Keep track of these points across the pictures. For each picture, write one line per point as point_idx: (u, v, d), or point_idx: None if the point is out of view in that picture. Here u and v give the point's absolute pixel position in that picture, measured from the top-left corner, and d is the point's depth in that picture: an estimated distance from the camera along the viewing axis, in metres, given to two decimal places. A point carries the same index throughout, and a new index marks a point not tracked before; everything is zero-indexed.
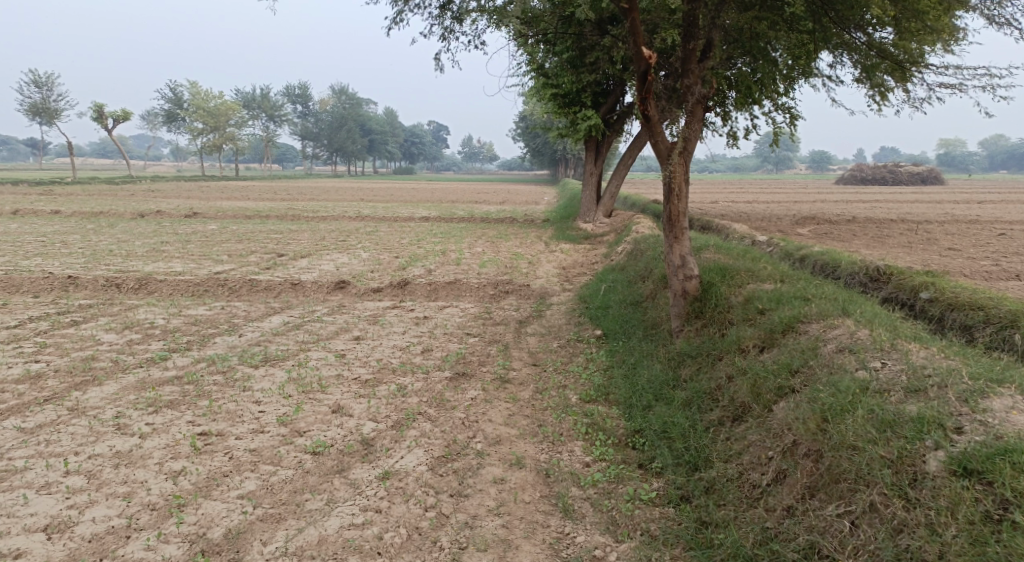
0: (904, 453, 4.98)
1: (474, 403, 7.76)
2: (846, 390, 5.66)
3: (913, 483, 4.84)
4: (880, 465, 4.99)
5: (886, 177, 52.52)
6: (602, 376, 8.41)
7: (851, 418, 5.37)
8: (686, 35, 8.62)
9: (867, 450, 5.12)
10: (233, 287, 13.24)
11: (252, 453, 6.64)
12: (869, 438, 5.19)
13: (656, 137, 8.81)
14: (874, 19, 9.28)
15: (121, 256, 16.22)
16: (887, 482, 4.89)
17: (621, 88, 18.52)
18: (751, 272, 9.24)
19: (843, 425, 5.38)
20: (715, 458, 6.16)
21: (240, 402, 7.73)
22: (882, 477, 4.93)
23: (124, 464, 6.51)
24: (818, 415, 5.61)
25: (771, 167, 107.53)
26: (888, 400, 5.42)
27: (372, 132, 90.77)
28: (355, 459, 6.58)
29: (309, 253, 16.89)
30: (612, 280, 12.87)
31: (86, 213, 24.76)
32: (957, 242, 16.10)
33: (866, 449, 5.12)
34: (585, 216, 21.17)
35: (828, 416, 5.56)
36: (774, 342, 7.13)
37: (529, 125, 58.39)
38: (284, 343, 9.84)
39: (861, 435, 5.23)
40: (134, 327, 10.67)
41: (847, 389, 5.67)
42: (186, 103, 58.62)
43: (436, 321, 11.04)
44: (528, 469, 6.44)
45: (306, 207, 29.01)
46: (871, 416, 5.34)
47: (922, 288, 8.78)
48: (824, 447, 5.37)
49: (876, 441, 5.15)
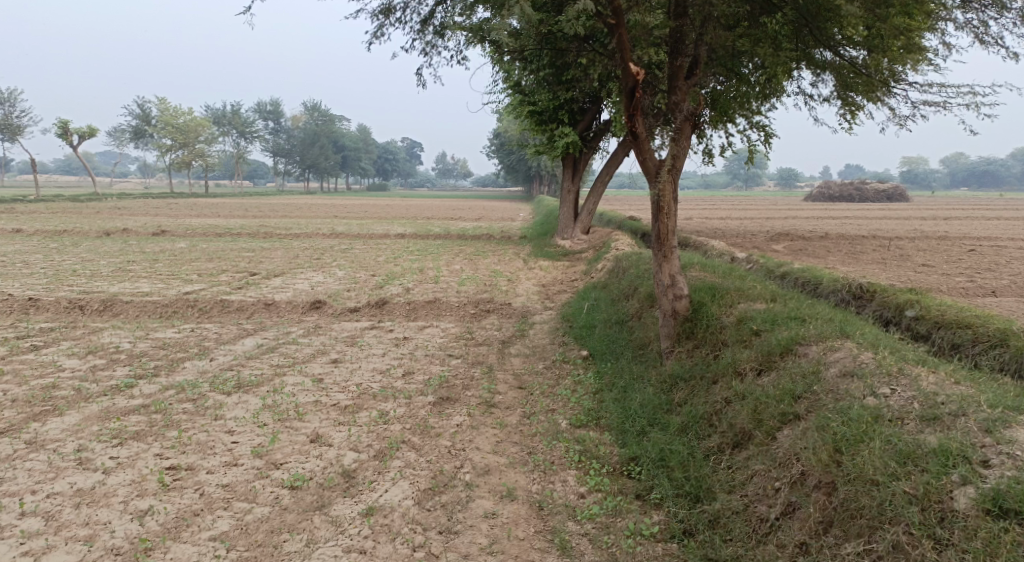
0: (930, 489, 4.74)
1: (460, 430, 7.41)
2: (858, 419, 5.45)
3: (940, 522, 4.61)
4: (902, 502, 4.76)
5: (853, 194, 53.35)
6: (591, 399, 8.11)
7: (868, 450, 5.16)
8: (673, 52, 8.46)
9: (888, 486, 4.88)
10: (204, 308, 12.76)
11: (225, 490, 6.22)
12: (890, 472, 4.96)
13: (645, 154, 8.59)
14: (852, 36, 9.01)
15: (85, 276, 15.63)
16: (913, 521, 4.65)
17: (599, 106, 18.35)
18: (741, 291, 9.02)
19: (859, 458, 5.15)
20: (717, 488, 5.90)
21: (211, 433, 7.30)
22: (907, 515, 4.69)
23: (86, 503, 6.06)
24: (830, 445, 5.39)
25: (740, 183, 108.84)
26: (905, 431, 5.20)
27: (346, 149, 90.31)
28: (337, 494, 6.19)
29: (283, 271, 16.43)
30: (595, 298, 12.61)
31: (49, 232, 24.02)
32: (930, 258, 16.14)
33: (887, 485, 4.89)
34: (563, 233, 20.83)
35: (841, 447, 5.33)
36: (772, 365, 6.89)
37: (503, 142, 58.30)
38: (258, 367, 9.41)
39: (880, 468, 5.00)
40: (98, 351, 10.16)
41: (859, 418, 5.46)
42: (154, 119, 57.72)
43: (416, 342, 10.68)
44: (521, 502, 6.11)
45: (278, 224, 28.50)
46: (888, 447, 5.13)
47: (907, 306, 8.64)
48: (838, 480, 5.15)
49: (896, 475, 4.93)
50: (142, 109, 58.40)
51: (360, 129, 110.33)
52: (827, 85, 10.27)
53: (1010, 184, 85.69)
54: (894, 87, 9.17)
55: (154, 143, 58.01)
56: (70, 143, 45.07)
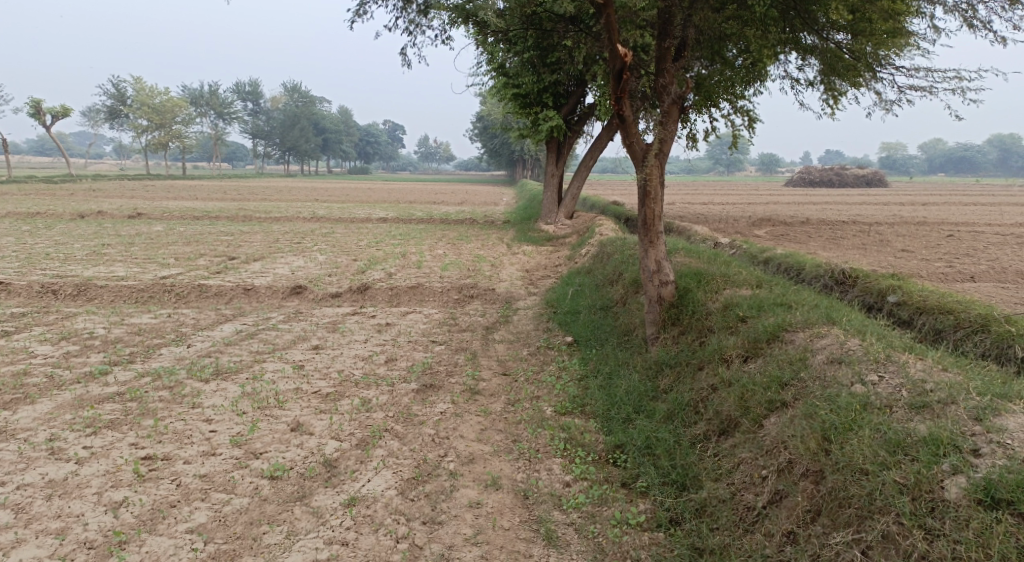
0: (921, 479, 4.70)
1: (444, 418, 7.30)
2: (847, 407, 5.41)
3: (931, 512, 4.57)
4: (893, 491, 4.72)
5: (833, 179, 53.60)
6: (576, 386, 8.02)
7: (857, 438, 5.12)
8: (661, 34, 8.29)
9: (878, 475, 4.85)
10: (181, 293, 12.52)
11: (202, 480, 6.08)
12: (880, 461, 4.92)
13: (631, 138, 8.42)
14: (837, 20, 8.93)
15: (59, 260, 15.29)
16: (904, 511, 4.62)
17: (583, 89, 18.18)
18: (726, 276, 8.95)
19: (848, 446, 5.11)
20: (704, 476, 5.84)
21: (188, 421, 7.14)
22: (898, 505, 4.65)
23: (58, 495, 5.89)
24: (818, 433, 5.35)
25: (722, 168, 109.18)
26: (893, 419, 5.17)
27: (326, 131, 89.36)
28: (318, 484, 6.06)
29: (263, 256, 16.18)
30: (579, 284, 12.51)
31: (22, 214, 23.52)
32: (910, 244, 16.19)
33: (877, 474, 4.85)
34: (547, 218, 20.68)
35: (830, 435, 5.29)
36: (759, 352, 6.82)
37: (486, 125, 57.90)
38: (237, 354, 9.23)
39: (869, 457, 4.96)
40: (71, 337, 9.92)
41: (847, 406, 5.42)
42: (130, 99, 56.70)
43: (398, 328, 10.53)
44: (505, 491, 6.03)
45: (258, 207, 28.13)
46: (877, 435, 5.09)
47: (890, 291, 8.61)
48: (827, 469, 5.11)
49: (886, 464, 4.89)
50: (117, 89, 57.36)
51: (341, 110, 109.09)
52: (813, 69, 10.17)
53: (986, 171, 86.60)
54: (880, 71, 9.11)
55: (130, 124, 57.06)
56: (42, 124, 44.23)
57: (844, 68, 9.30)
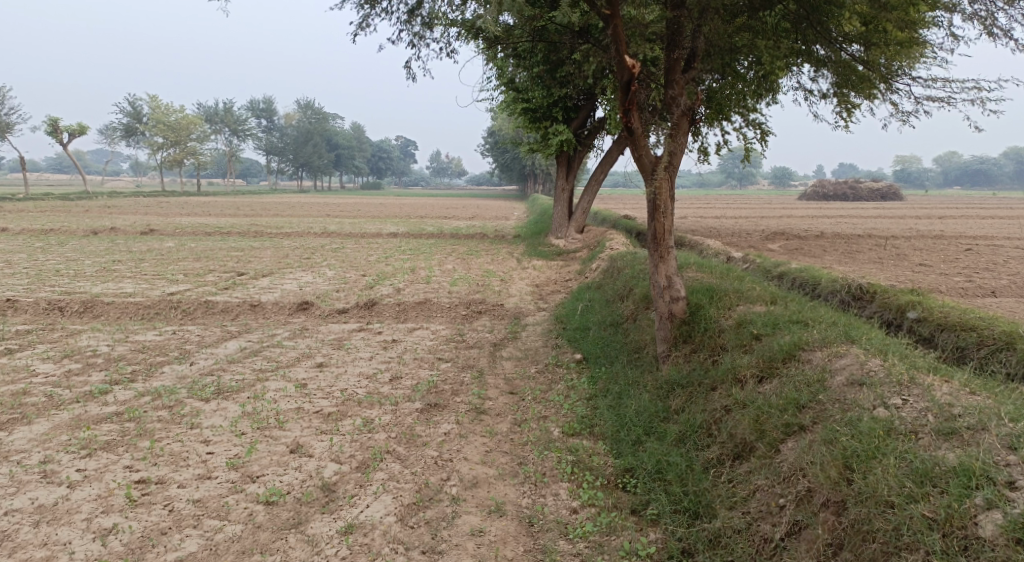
0: (952, 514, 4.44)
1: (448, 439, 7.06)
2: (869, 433, 5.14)
3: (964, 550, 4.30)
4: (921, 526, 4.46)
5: (847, 193, 53.13)
6: (585, 406, 7.76)
7: (881, 467, 4.85)
8: (669, 44, 8.11)
9: (905, 508, 4.58)
10: (187, 309, 12.38)
11: (196, 506, 5.87)
12: (906, 493, 4.66)
13: (639, 151, 8.23)
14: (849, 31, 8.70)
15: (69, 276, 15.22)
16: (934, 549, 4.35)
17: (593, 103, 18.00)
18: (740, 292, 8.68)
19: (871, 476, 4.85)
20: (717, 504, 5.57)
21: (186, 443, 6.95)
22: (927, 542, 4.39)
23: (47, 521, 5.70)
24: (839, 461, 5.08)
25: (735, 182, 108.79)
26: (920, 447, 4.90)
27: (339, 147, 89.77)
28: (315, 510, 5.84)
29: (271, 271, 16.04)
30: (589, 299, 12.27)
31: (36, 231, 23.59)
32: (928, 258, 15.82)
33: (904, 507, 4.59)
34: (557, 232, 20.45)
35: (851, 463, 5.02)
36: (774, 372, 6.54)
37: (498, 141, 57.85)
38: (239, 372, 9.05)
39: (895, 489, 4.70)
40: (74, 355, 9.78)
41: (871, 432, 5.14)
42: (145, 116, 57.21)
43: (405, 345, 10.31)
44: (510, 518, 5.78)
45: (270, 223, 28.12)
46: (903, 464, 4.83)
47: (909, 307, 8.32)
48: (850, 500, 4.85)
49: (913, 496, 4.63)
50: (133, 107, 57.88)
51: (354, 127, 109.59)
52: (827, 80, 9.93)
53: (1002, 183, 85.67)
54: (895, 83, 8.86)
55: (146, 141, 57.49)
56: (59, 142, 44.64)
57: (859, 80, 9.04)
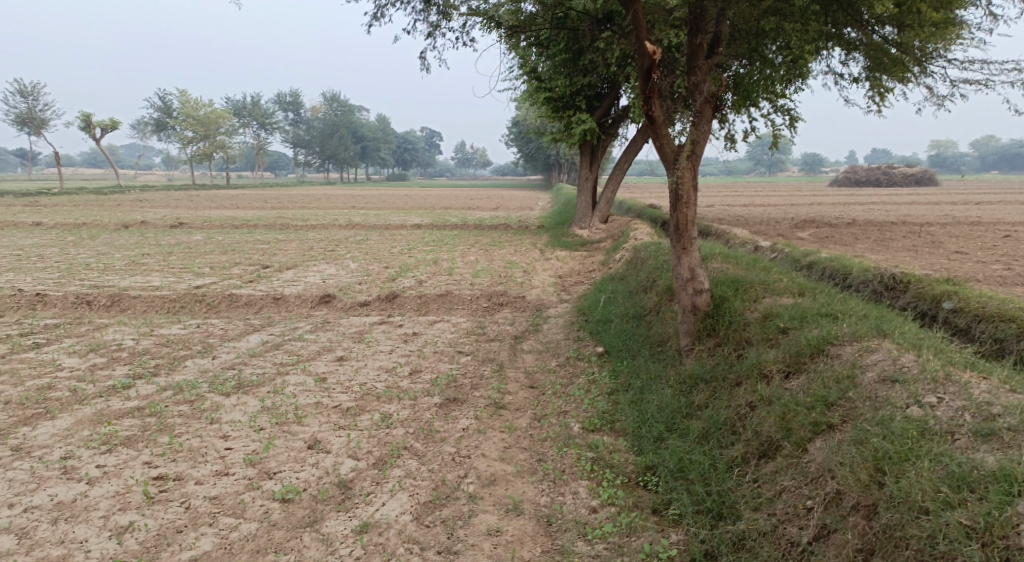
0: (992, 523, 4.26)
1: (466, 435, 6.96)
2: (903, 434, 4.94)
3: None
4: (958, 535, 4.29)
5: (880, 178, 52.09)
6: (606, 401, 7.61)
7: (915, 471, 4.67)
8: (692, 29, 7.77)
9: (940, 515, 4.41)
10: (212, 302, 12.43)
11: (212, 503, 5.84)
12: (943, 499, 4.48)
13: (661, 139, 7.96)
14: (879, 15, 8.41)
15: (98, 270, 15.39)
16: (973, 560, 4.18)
17: (617, 91, 17.73)
18: (766, 284, 8.44)
19: (904, 479, 4.67)
20: (741, 505, 5.41)
21: (205, 438, 6.93)
22: (966, 553, 4.22)
23: (65, 518, 5.72)
24: (871, 463, 4.89)
25: (764, 169, 107.35)
26: (957, 449, 4.70)
27: (366, 139, 90.08)
28: (330, 508, 5.78)
29: (295, 264, 16.07)
30: (613, 290, 12.10)
31: (69, 225, 23.95)
32: (964, 245, 15.37)
33: (939, 514, 4.42)
34: (580, 222, 20.21)
35: (882, 466, 4.84)
36: (801, 367, 6.32)
37: (523, 130, 57.46)
38: (260, 366, 9.04)
39: (930, 494, 4.53)
40: (99, 350, 9.84)
41: (904, 433, 4.95)
42: (175, 110, 57.88)
43: (426, 338, 10.24)
44: (527, 517, 5.68)
45: (296, 215, 28.26)
46: (938, 467, 4.65)
47: (945, 298, 8.03)
48: (881, 504, 4.67)
49: (949, 503, 4.45)
50: (164, 101, 58.52)
51: (379, 119, 109.84)
52: (857, 64, 9.62)
53: None
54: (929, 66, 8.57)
55: (176, 135, 58.19)
56: (93, 137, 45.36)
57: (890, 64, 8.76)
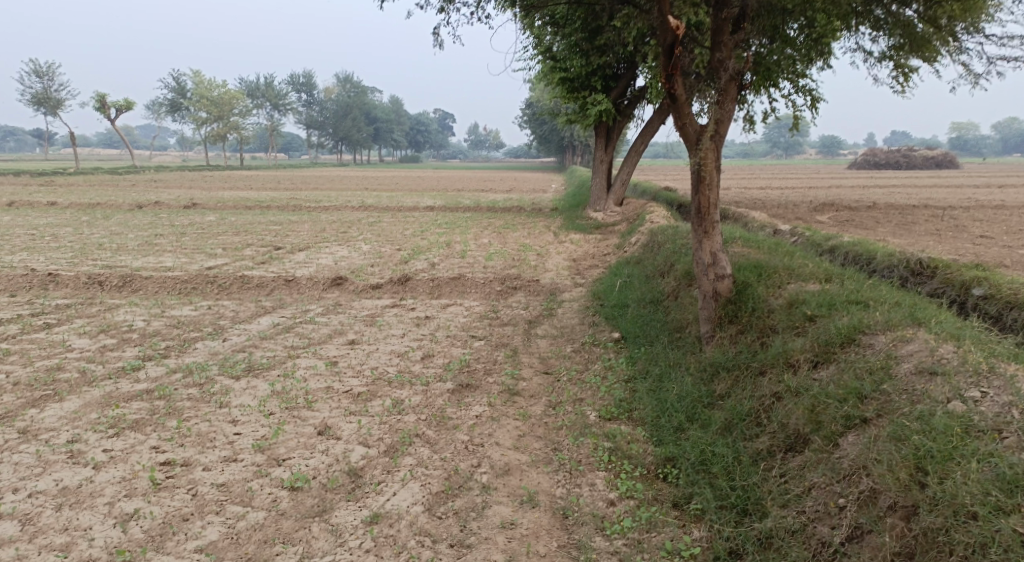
0: None
1: (480, 422, 6.78)
2: (945, 431, 4.71)
3: None
4: (1013, 544, 4.09)
5: (900, 160, 51.31)
6: (624, 389, 7.40)
7: (961, 472, 4.46)
8: (718, 3, 7.45)
9: (991, 521, 4.21)
10: (223, 284, 12.28)
11: (219, 490, 5.70)
12: (994, 504, 4.27)
13: (683, 118, 7.69)
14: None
15: (111, 250, 15.28)
16: None
17: (634, 71, 17.37)
18: (790, 270, 8.18)
19: (949, 480, 4.46)
20: (768, 502, 5.21)
21: (213, 423, 6.78)
22: None
23: (70, 504, 5.60)
24: (911, 462, 4.68)
25: (781, 152, 106.16)
26: (1005, 450, 4.48)
27: (379, 120, 89.73)
28: (340, 497, 5.63)
29: (308, 245, 15.90)
30: (628, 275, 11.86)
31: (83, 204, 23.88)
32: (988, 229, 15.00)
33: (989, 520, 4.22)
34: (595, 205, 19.91)
35: (923, 464, 4.62)
36: (830, 357, 6.08)
37: (537, 112, 56.85)
38: (271, 349, 8.88)
39: (978, 497, 4.32)
40: (110, 330, 9.72)
41: (946, 430, 4.72)
42: (189, 91, 57.72)
43: (438, 321, 10.05)
44: (543, 510, 5.50)
45: (309, 196, 28.08)
46: (986, 468, 4.44)
47: (975, 284, 7.75)
48: (922, 506, 4.47)
49: (1001, 508, 4.25)
50: (178, 82, 58.41)
51: (392, 101, 109.21)
52: (887, 39, 9.27)
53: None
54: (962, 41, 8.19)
55: (190, 115, 58.05)
56: (107, 117, 45.38)
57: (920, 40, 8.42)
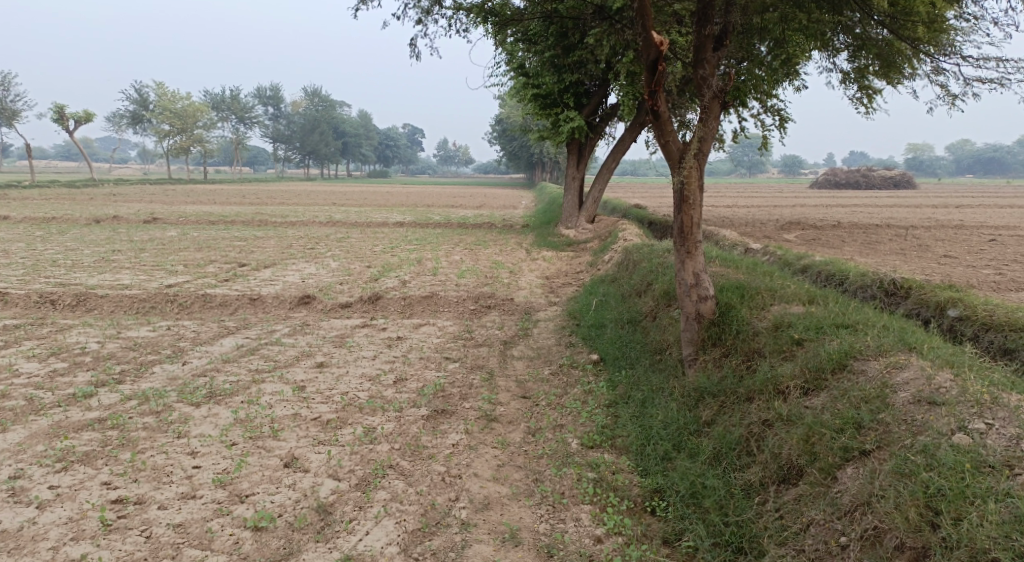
0: None
1: (456, 451, 6.42)
2: (954, 467, 4.52)
3: None
4: None
5: (860, 180, 52.28)
6: (605, 414, 7.10)
7: (976, 514, 4.27)
8: (700, 19, 7.25)
9: None
10: (184, 303, 11.75)
11: (176, 532, 5.29)
12: (1015, 550, 4.09)
13: (665, 136, 7.46)
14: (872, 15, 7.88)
15: (65, 267, 14.60)
16: None
17: (606, 88, 17.23)
18: (772, 290, 7.99)
19: (964, 522, 4.28)
20: (766, 540, 4.98)
21: (171, 455, 6.33)
22: None
23: (9, 550, 5.15)
24: (920, 500, 4.48)
25: (744, 170, 107.73)
26: (1017, 489, 4.30)
27: (346, 135, 89.13)
28: (308, 537, 5.25)
29: (273, 262, 15.40)
30: (603, 293, 11.61)
31: (37, 219, 23.02)
32: (952, 249, 15.10)
33: None
34: (567, 222, 19.66)
35: (934, 504, 4.43)
36: (821, 384, 5.85)
37: (505, 128, 56.68)
38: (234, 373, 8.42)
39: (996, 541, 4.13)
40: (61, 353, 9.17)
41: (955, 466, 4.53)
42: (151, 103, 56.60)
43: (410, 342, 9.68)
44: (526, 549, 5.17)
45: (275, 211, 27.48)
46: (1002, 509, 4.26)
47: (951, 305, 7.64)
48: (935, 548, 4.28)
49: (1019, 554, 4.07)
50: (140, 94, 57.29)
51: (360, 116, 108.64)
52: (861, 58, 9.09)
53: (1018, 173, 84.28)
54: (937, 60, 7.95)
55: (152, 128, 56.88)
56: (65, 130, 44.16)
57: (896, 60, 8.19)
